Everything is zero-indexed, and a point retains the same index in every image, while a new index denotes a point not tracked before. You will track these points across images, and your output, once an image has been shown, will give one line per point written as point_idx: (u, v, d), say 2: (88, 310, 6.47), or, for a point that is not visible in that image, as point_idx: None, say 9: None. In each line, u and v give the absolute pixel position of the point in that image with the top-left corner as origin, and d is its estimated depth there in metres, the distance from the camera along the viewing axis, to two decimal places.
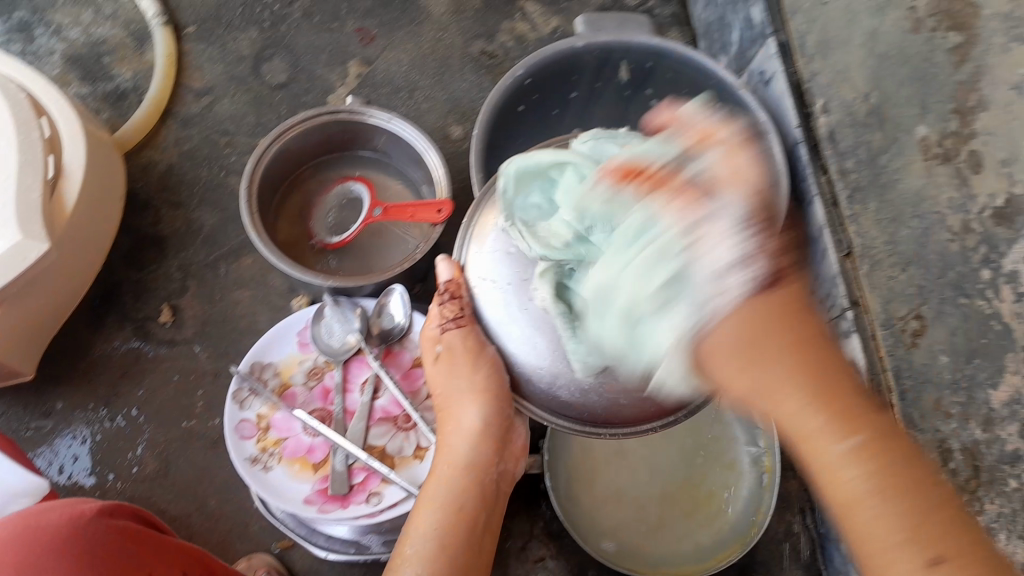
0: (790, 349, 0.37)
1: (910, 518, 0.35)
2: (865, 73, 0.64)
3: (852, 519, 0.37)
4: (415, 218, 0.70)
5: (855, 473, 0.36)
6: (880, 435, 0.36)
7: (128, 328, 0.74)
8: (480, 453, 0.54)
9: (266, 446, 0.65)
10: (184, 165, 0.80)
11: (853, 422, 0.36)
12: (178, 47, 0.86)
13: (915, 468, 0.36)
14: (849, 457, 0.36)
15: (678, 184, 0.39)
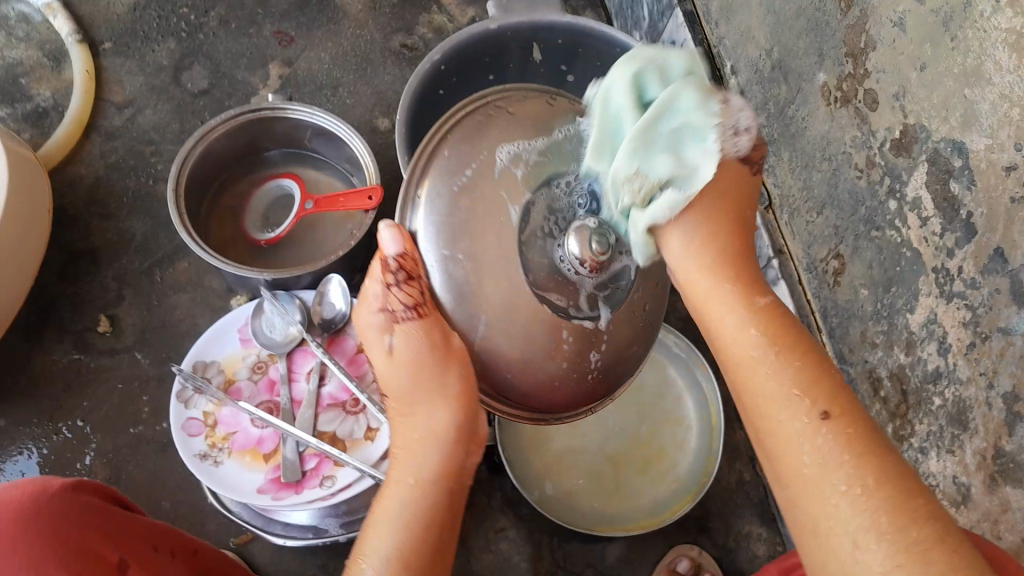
0: (717, 205, 0.40)
1: (804, 390, 0.36)
2: (764, 30, 0.68)
3: (754, 391, 0.37)
4: (346, 207, 0.72)
5: (753, 342, 0.38)
6: (786, 319, 0.38)
7: (67, 342, 0.73)
8: (444, 459, 0.46)
9: (215, 441, 0.65)
10: (112, 177, 0.80)
11: (772, 308, 0.38)
12: (96, 62, 0.85)
13: (809, 350, 0.37)
14: (752, 322, 0.38)
15: (678, 60, 0.40)
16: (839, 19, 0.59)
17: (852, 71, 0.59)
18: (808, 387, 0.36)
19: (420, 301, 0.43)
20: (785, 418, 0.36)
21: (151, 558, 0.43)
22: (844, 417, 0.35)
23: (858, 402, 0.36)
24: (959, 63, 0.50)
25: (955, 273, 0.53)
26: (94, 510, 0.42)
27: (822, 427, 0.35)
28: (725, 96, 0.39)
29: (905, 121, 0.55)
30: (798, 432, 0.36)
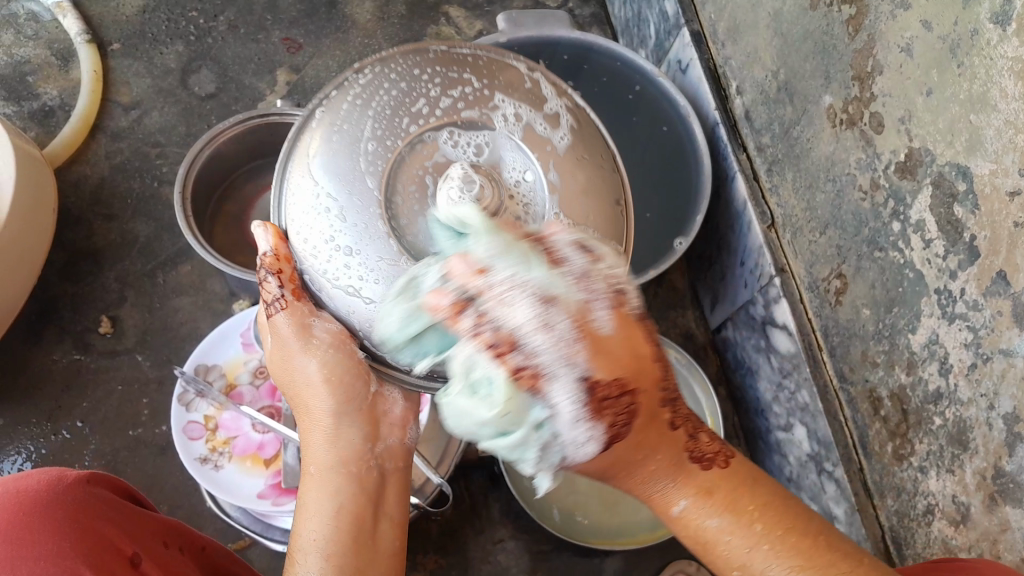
0: (648, 443, 0.40)
1: (757, 545, 0.40)
2: (771, 52, 0.69)
3: (718, 557, 0.41)
4: None
5: (705, 520, 0.41)
6: (715, 487, 0.42)
7: (68, 342, 0.73)
8: (340, 436, 0.48)
9: (216, 445, 0.65)
10: (116, 178, 0.80)
11: (703, 489, 0.42)
12: (104, 63, 0.85)
13: (743, 499, 0.41)
14: (691, 509, 0.42)
15: (529, 334, 0.33)
16: (846, 43, 0.61)
17: (858, 95, 0.60)
18: (753, 541, 0.40)
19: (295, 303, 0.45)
20: (744, 572, 0.40)
21: (161, 556, 0.43)
22: (775, 542, 0.40)
23: (806, 534, 0.40)
24: (966, 89, 0.51)
25: (957, 295, 0.54)
26: (107, 505, 0.43)
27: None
28: (557, 399, 0.33)
29: (910, 144, 0.56)
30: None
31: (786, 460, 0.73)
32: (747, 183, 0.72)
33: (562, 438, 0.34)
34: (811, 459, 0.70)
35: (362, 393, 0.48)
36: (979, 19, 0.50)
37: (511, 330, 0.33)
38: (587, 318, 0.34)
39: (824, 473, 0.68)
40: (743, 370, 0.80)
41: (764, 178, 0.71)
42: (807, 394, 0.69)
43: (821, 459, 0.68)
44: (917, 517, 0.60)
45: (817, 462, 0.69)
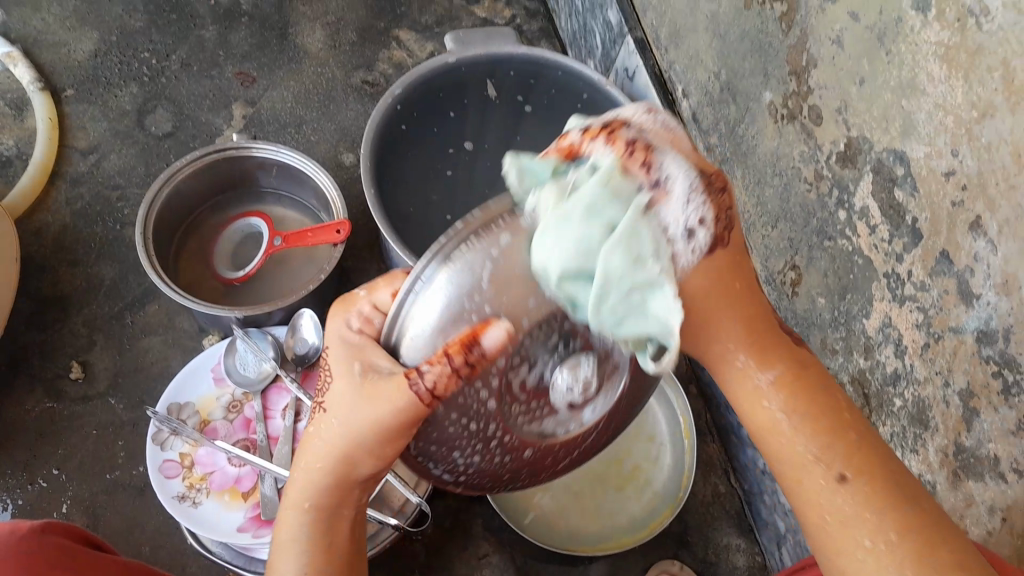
0: (741, 293, 0.41)
1: (813, 442, 0.41)
2: (712, 53, 0.70)
3: (776, 448, 0.42)
4: (313, 242, 0.73)
5: (775, 401, 0.42)
6: (808, 379, 0.43)
7: (40, 390, 0.73)
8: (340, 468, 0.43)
9: (193, 482, 0.65)
10: (78, 224, 0.80)
11: (795, 374, 0.43)
12: (59, 109, 0.86)
13: (829, 409, 0.42)
14: (768, 391, 0.42)
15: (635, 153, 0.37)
16: (781, 39, 0.62)
17: (796, 89, 0.62)
18: (812, 433, 0.41)
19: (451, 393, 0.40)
20: (801, 469, 0.41)
21: None
22: (858, 470, 0.40)
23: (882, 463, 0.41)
24: (895, 76, 0.53)
25: (905, 277, 0.55)
26: (58, 555, 0.44)
27: (841, 482, 0.40)
28: (671, 191, 0.36)
29: (848, 134, 0.58)
30: (823, 485, 0.40)
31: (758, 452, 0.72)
32: None
33: (679, 245, 0.37)
34: None
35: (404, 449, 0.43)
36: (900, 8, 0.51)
37: (648, 157, 0.37)
38: (719, 221, 0.38)
39: None
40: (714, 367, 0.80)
41: None
42: None
43: None
44: None
45: None
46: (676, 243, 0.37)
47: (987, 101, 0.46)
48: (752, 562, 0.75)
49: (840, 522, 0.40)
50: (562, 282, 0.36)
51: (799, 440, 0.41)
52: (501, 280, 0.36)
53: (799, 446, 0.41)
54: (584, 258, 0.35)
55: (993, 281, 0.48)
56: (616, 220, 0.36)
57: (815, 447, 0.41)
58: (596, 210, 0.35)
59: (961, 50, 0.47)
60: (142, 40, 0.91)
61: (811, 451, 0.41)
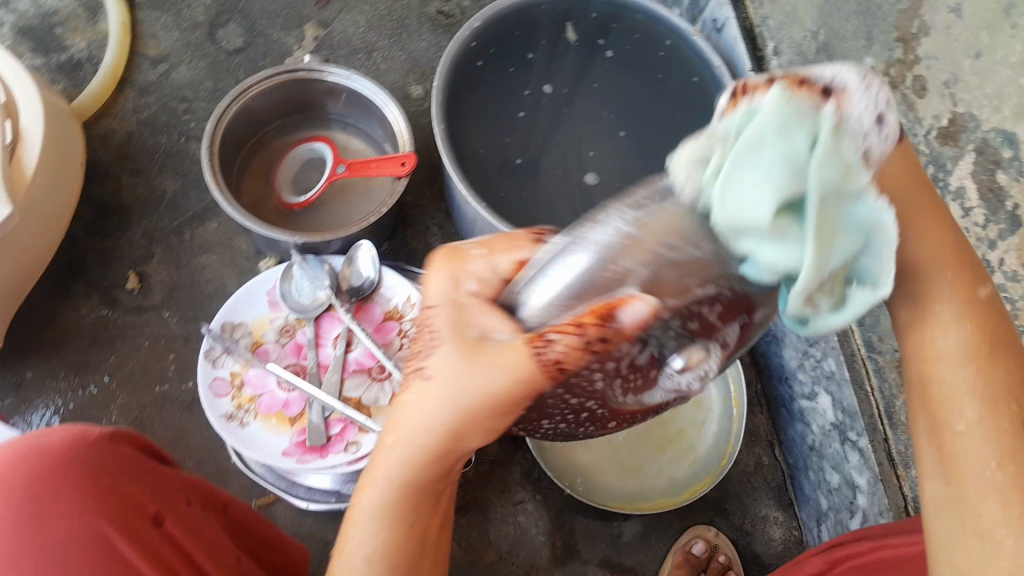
0: (978, 322, 0.37)
1: (1003, 478, 0.34)
2: (813, 11, 0.67)
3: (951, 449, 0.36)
4: (378, 173, 0.71)
5: (956, 349, 0.37)
6: (1011, 403, 0.35)
7: (96, 297, 0.74)
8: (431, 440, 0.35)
9: (242, 402, 0.66)
10: (144, 133, 0.80)
11: (998, 398, 0.35)
12: (132, 15, 0.85)
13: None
14: (949, 321, 0.37)
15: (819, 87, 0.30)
16: (891, 2, 0.59)
17: (901, 57, 0.58)
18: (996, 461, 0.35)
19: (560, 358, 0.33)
20: (959, 422, 0.36)
21: (185, 512, 0.44)
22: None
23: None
24: (1017, 51, 0.49)
25: (996, 265, 0.53)
26: (129, 464, 0.44)
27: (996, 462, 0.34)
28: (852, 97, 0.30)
29: (954, 109, 0.54)
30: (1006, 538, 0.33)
31: (808, 428, 0.71)
32: None
33: (871, 143, 0.30)
34: (835, 428, 0.67)
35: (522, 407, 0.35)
36: None
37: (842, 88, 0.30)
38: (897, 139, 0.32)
39: (847, 442, 0.66)
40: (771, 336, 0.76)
41: None
42: (832, 363, 0.66)
43: (845, 429, 0.65)
44: None
45: (840, 430, 0.66)
46: (862, 142, 0.30)
47: None
48: (788, 536, 0.75)
49: (986, 539, 0.34)
50: (728, 228, 0.30)
51: (968, 400, 0.36)
52: (646, 247, 0.31)
53: (973, 418, 0.35)
54: (793, 178, 0.29)
55: None
56: (809, 140, 0.29)
57: (987, 415, 0.35)
58: (797, 111, 0.29)
59: None
60: None
61: (979, 419, 0.35)
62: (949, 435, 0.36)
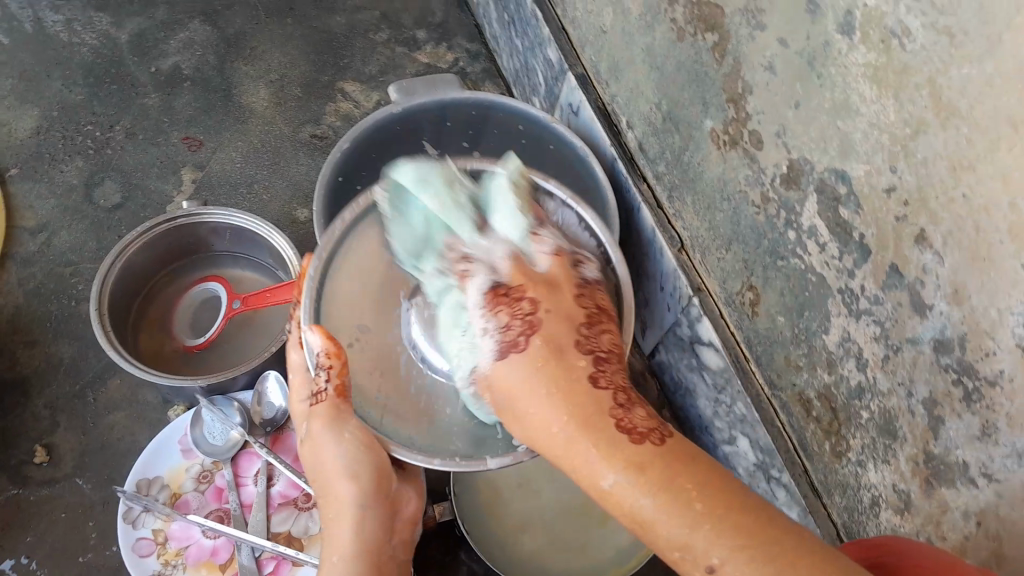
0: (555, 391, 0.48)
1: (699, 531, 0.40)
2: (652, 85, 0.73)
3: (653, 536, 0.42)
4: (275, 302, 0.72)
5: (633, 491, 0.43)
6: (649, 463, 0.44)
7: (3, 478, 0.71)
8: (363, 520, 0.56)
9: (168, 558, 0.65)
10: (33, 303, 0.80)
11: (634, 463, 0.44)
12: (4, 190, 0.86)
13: (682, 477, 0.43)
14: (628, 485, 0.43)
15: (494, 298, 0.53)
16: (715, 69, 0.65)
17: (735, 116, 0.64)
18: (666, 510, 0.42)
19: (323, 389, 0.54)
20: (691, 563, 0.41)
21: None
22: (722, 528, 0.40)
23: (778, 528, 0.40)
24: (828, 98, 0.55)
25: (858, 292, 0.56)
26: None
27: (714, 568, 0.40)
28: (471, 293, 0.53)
29: (790, 156, 0.59)
30: (698, 562, 0.41)
31: (736, 471, 0.76)
32: (653, 213, 0.75)
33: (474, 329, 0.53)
34: (758, 467, 0.71)
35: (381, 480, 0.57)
36: (827, 31, 0.53)
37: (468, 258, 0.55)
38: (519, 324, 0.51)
39: (771, 480, 0.70)
40: (681, 390, 0.83)
41: (667, 205, 0.75)
42: (743, 407, 0.71)
43: (767, 467, 0.70)
44: (864, 510, 0.61)
45: (763, 469, 0.71)
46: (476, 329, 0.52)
47: (919, 118, 0.49)
48: None
49: None
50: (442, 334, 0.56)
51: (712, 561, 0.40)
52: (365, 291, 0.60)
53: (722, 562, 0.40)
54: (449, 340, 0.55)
55: (942, 291, 0.50)
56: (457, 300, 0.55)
57: (720, 544, 0.40)
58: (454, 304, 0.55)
59: (888, 70, 0.50)
60: (84, 112, 0.91)
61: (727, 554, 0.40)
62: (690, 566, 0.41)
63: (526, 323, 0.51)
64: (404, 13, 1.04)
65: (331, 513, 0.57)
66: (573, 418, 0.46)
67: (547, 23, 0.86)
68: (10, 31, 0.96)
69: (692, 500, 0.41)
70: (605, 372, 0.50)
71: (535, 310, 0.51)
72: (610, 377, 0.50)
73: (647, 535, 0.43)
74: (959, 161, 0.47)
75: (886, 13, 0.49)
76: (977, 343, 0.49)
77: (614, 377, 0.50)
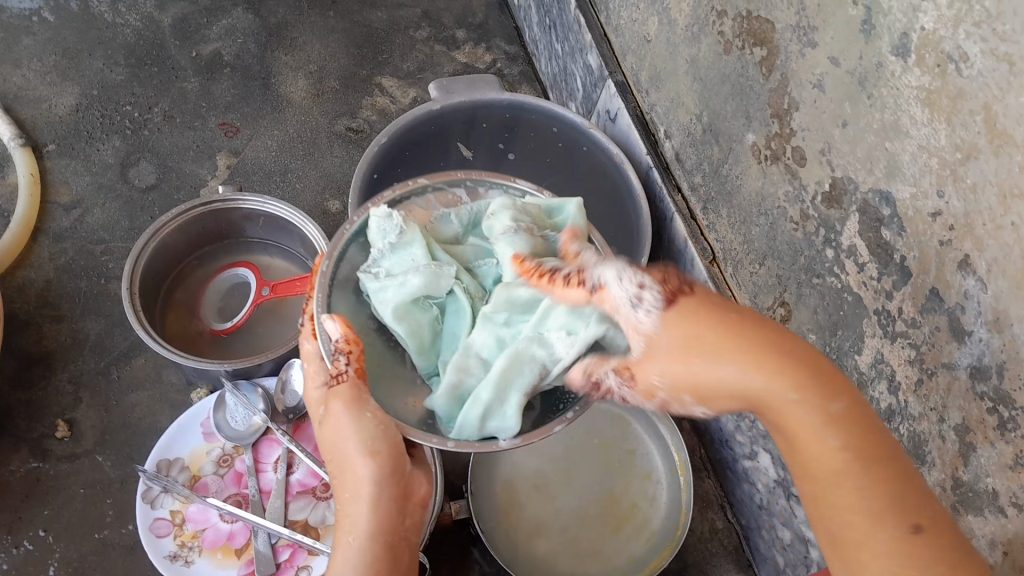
0: (755, 329, 0.44)
1: (871, 491, 0.40)
2: (694, 96, 0.73)
3: (831, 488, 0.41)
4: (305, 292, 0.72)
5: (828, 433, 0.42)
6: (847, 412, 0.42)
7: (25, 450, 0.72)
8: (381, 504, 0.50)
9: (185, 540, 0.65)
10: (63, 278, 0.80)
11: (830, 398, 0.42)
12: (41, 165, 0.86)
13: (875, 442, 0.42)
14: (824, 425, 0.42)
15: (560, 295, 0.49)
16: (762, 83, 0.64)
17: (778, 131, 0.63)
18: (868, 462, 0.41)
19: (340, 371, 0.49)
20: (852, 523, 0.41)
21: None
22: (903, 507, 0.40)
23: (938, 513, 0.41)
24: (877, 119, 0.54)
25: (895, 314, 0.56)
26: None
27: (915, 530, 0.39)
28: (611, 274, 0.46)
29: (833, 174, 0.59)
30: (897, 531, 0.40)
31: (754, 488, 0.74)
32: (686, 223, 0.76)
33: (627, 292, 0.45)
34: (778, 484, 0.69)
35: (401, 463, 0.51)
36: (880, 53, 0.53)
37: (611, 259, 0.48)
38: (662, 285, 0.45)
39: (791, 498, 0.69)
40: None
41: (700, 216, 0.75)
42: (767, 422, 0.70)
43: (788, 484, 0.68)
44: None
45: (783, 487, 0.69)
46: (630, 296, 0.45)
47: (970, 143, 0.48)
48: None
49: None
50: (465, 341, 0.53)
51: (875, 526, 0.40)
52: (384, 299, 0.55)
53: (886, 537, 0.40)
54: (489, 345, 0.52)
55: (983, 317, 0.49)
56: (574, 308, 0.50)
57: (886, 515, 0.40)
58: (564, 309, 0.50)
59: (942, 94, 0.49)
60: (123, 92, 0.92)
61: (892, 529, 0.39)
62: (852, 533, 0.41)
63: (690, 268, 0.46)
64: (445, 13, 1.04)
65: (346, 498, 0.51)
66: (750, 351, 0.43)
67: (590, 29, 0.86)
68: (55, 7, 0.96)
69: (880, 450, 0.41)
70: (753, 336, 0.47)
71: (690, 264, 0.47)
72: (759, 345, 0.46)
73: (815, 498, 0.42)
74: (1009, 188, 0.46)
75: (944, 37, 0.48)
76: (1015, 370, 0.48)
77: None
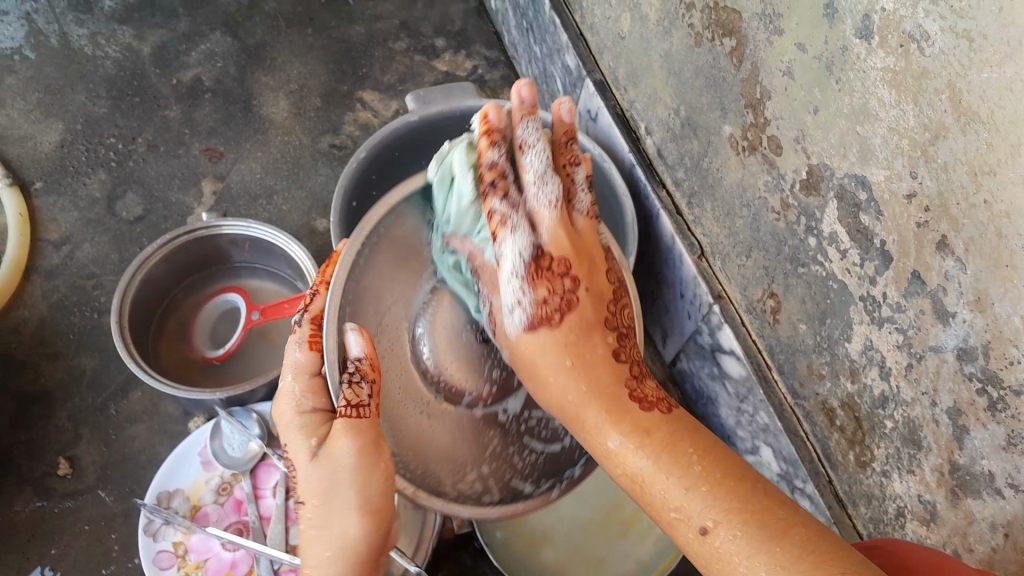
0: (579, 364, 0.49)
1: (682, 479, 0.44)
2: (669, 91, 0.72)
3: (657, 495, 0.45)
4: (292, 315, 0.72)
5: (636, 457, 0.46)
6: (655, 428, 0.47)
7: (29, 490, 0.72)
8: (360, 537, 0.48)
9: (188, 571, 0.65)
10: (56, 316, 0.81)
11: (639, 428, 0.47)
12: (29, 203, 0.87)
13: (685, 442, 0.46)
14: (630, 450, 0.46)
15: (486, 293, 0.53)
16: (733, 74, 0.64)
17: (753, 121, 0.63)
18: (684, 467, 0.44)
19: (362, 404, 0.46)
20: (672, 513, 0.44)
21: None
22: (712, 482, 0.43)
23: (735, 462, 0.45)
24: (847, 103, 0.53)
25: (880, 300, 0.55)
26: None
27: (705, 533, 0.42)
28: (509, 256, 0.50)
29: (809, 162, 0.58)
30: (689, 533, 0.43)
31: None
32: (671, 219, 0.75)
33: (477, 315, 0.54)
34: (782, 477, 0.70)
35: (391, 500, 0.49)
36: (844, 36, 0.52)
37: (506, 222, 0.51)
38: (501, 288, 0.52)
39: (795, 491, 0.68)
40: (705, 399, 0.81)
41: (686, 211, 0.74)
42: (765, 416, 0.70)
43: (791, 478, 0.68)
44: (891, 522, 0.60)
45: (786, 480, 0.69)
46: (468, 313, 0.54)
47: (938, 123, 0.47)
48: None
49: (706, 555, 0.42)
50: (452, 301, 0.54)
51: (676, 484, 0.44)
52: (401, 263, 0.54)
53: (701, 510, 0.43)
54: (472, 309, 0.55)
55: (965, 298, 0.49)
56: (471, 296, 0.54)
57: (703, 473, 0.44)
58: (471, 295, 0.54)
59: (907, 74, 0.48)
60: (107, 125, 0.92)
61: (703, 491, 0.43)
62: (656, 487, 0.45)
63: (563, 299, 0.50)
64: (423, 22, 1.04)
65: (313, 523, 0.49)
66: (571, 366, 0.49)
67: (565, 29, 0.85)
68: (36, 45, 0.97)
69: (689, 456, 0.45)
70: (626, 346, 0.52)
71: (576, 283, 0.51)
72: (630, 352, 0.52)
73: (636, 488, 0.46)
74: (979, 167, 0.45)
75: (903, 16, 0.48)
76: (1000, 351, 0.47)
77: (632, 352, 0.52)
